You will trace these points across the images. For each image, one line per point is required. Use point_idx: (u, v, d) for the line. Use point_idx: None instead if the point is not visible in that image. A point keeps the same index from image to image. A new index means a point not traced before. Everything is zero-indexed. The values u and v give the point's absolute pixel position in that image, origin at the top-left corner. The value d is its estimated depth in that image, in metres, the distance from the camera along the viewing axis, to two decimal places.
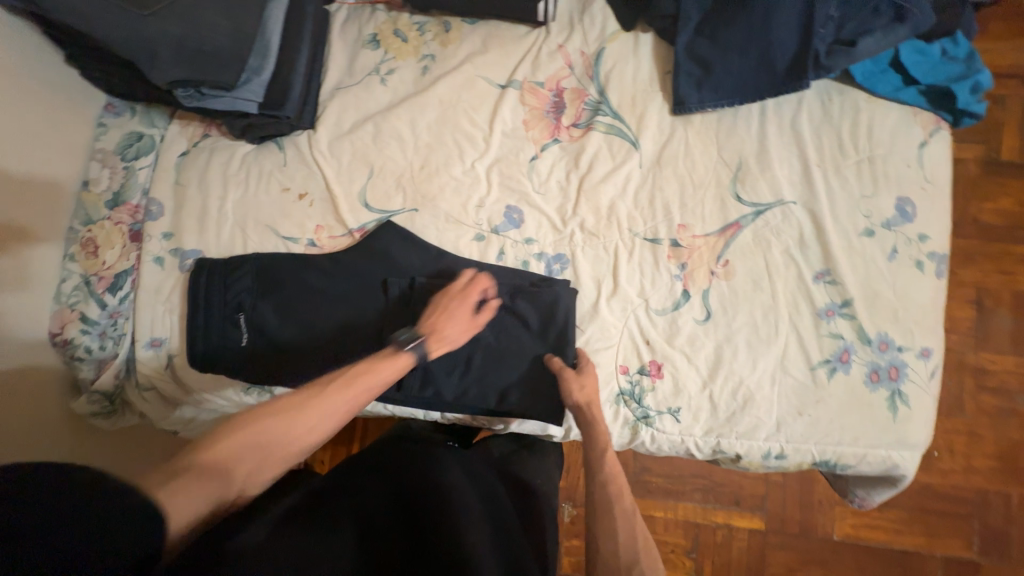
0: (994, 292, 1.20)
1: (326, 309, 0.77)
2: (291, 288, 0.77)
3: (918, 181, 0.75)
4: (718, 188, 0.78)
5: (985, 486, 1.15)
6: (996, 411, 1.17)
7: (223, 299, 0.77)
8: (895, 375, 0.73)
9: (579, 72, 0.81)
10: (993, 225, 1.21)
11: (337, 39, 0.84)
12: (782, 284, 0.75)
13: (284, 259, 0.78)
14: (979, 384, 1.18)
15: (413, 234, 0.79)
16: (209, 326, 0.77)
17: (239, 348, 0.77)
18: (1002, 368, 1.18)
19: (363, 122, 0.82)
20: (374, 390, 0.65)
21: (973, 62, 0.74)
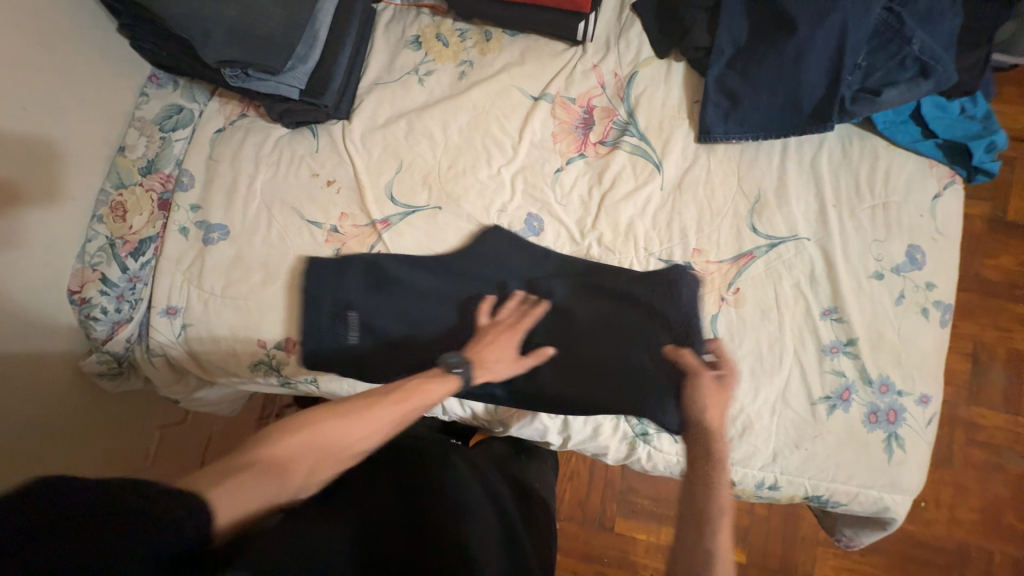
0: (991, 348, 1.21)
1: (433, 314, 0.78)
2: (403, 288, 0.79)
3: (930, 230, 0.77)
4: (735, 217, 0.80)
5: (969, 540, 1.15)
6: (986, 466, 1.18)
7: (333, 296, 0.78)
8: (894, 419, 0.74)
9: (610, 92, 0.84)
10: (996, 282, 1.23)
11: (381, 37, 0.87)
12: (790, 317, 0.77)
13: (392, 258, 0.80)
14: (970, 438, 1.19)
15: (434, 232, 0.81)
16: (320, 324, 0.77)
17: (347, 346, 0.78)
18: (994, 425, 1.19)
19: (397, 118, 0.84)
20: (426, 406, 0.67)
21: (989, 122, 0.77)
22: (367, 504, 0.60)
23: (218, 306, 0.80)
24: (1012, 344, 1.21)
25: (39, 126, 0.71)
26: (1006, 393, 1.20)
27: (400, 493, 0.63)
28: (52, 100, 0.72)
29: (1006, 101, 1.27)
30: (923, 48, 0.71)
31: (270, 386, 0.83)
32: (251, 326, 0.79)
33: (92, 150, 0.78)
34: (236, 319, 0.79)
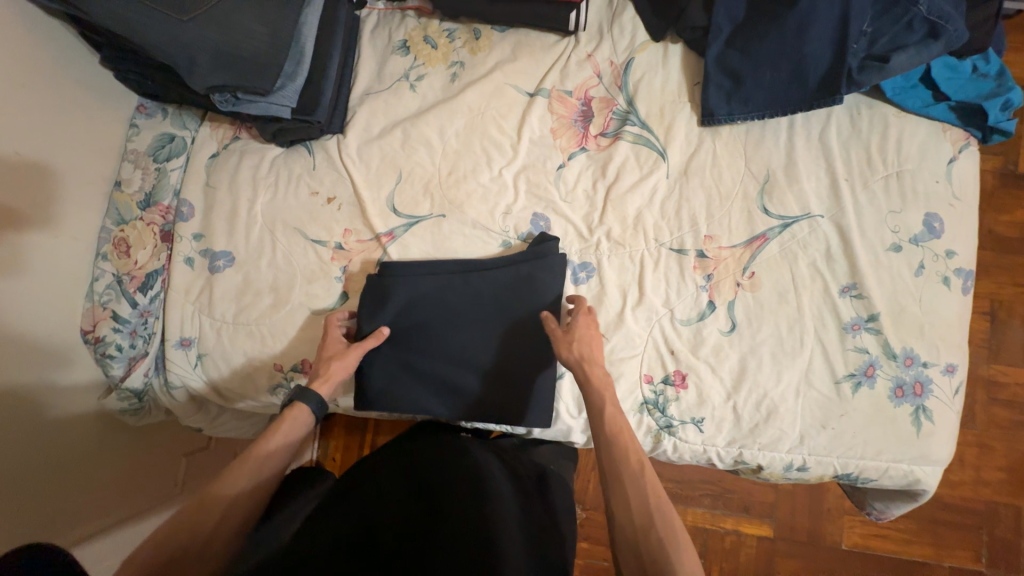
0: (1008, 304, 1.20)
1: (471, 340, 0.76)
2: (436, 317, 0.76)
3: (946, 197, 0.75)
4: (745, 200, 0.78)
5: (996, 498, 1.15)
6: (1008, 423, 1.17)
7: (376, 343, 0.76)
8: (920, 391, 0.73)
9: (607, 81, 0.82)
10: (1008, 237, 1.21)
11: (367, 46, 0.85)
12: (808, 297, 0.76)
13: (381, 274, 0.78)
14: (991, 396, 1.18)
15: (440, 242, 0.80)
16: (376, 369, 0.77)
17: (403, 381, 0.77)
18: (1014, 381, 1.18)
19: (393, 127, 0.82)
20: (278, 450, 0.65)
21: (1004, 79, 0.74)
22: (381, 502, 0.63)
23: (230, 333, 0.80)
24: None
25: (32, 168, 0.69)
26: None
27: (417, 489, 0.66)
28: (43, 142, 0.71)
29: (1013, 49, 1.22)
30: (931, 8, 0.67)
31: None
32: (265, 351, 0.79)
33: (87, 189, 0.77)
34: (249, 345, 0.80)
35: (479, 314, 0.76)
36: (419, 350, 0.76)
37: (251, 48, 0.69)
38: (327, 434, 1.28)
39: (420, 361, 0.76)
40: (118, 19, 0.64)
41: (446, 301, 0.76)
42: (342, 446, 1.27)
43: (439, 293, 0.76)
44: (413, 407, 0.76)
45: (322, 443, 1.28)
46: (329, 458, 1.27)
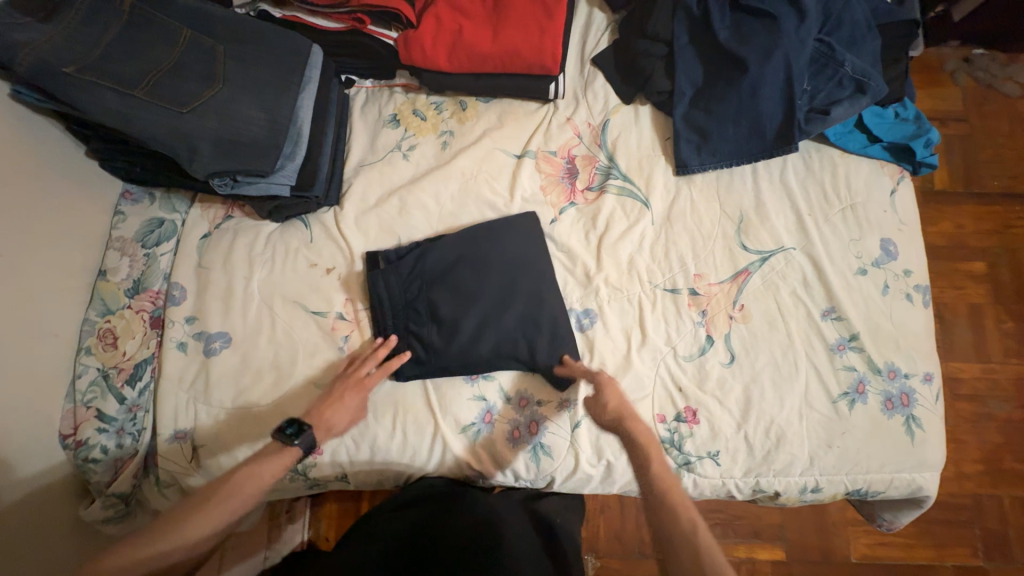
0: (950, 306, 1.32)
1: None
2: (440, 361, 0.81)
3: (895, 223, 0.84)
4: (725, 239, 0.84)
5: (978, 490, 1.22)
6: (973, 416, 1.27)
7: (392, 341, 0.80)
8: (907, 401, 0.79)
9: (587, 141, 0.88)
10: (939, 246, 1.35)
11: (358, 120, 0.88)
12: (795, 323, 0.82)
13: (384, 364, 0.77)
14: (954, 393, 1.28)
15: None
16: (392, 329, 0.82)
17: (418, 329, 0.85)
18: (969, 376, 1.29)
19: (388, 196, 0.84)
20: (264, 486, 0.64)
21: (922, 122, 0.85)
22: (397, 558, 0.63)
23: (228, 418, 0.76)
24: (967, 299, 1.32)
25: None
26: (973, 344, 1.30)
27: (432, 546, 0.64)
28: (23, 238, 0.68)
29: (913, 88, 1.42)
30: (855, 69, 0.79)
31: (297, 487, 0.79)
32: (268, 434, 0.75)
33: (67, 281, 0.73)
34: (252, 430, 0.75)
35: None
36: None
37: (250, 134, 0.71)
38: (318, 510, 1.17)
39: None
40: (117, 117, 0.64)
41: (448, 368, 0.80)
42: (337, 518, 1.17)
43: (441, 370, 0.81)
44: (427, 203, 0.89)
45: (313, 522, 1.17)
46: (322, 537, 1.16)
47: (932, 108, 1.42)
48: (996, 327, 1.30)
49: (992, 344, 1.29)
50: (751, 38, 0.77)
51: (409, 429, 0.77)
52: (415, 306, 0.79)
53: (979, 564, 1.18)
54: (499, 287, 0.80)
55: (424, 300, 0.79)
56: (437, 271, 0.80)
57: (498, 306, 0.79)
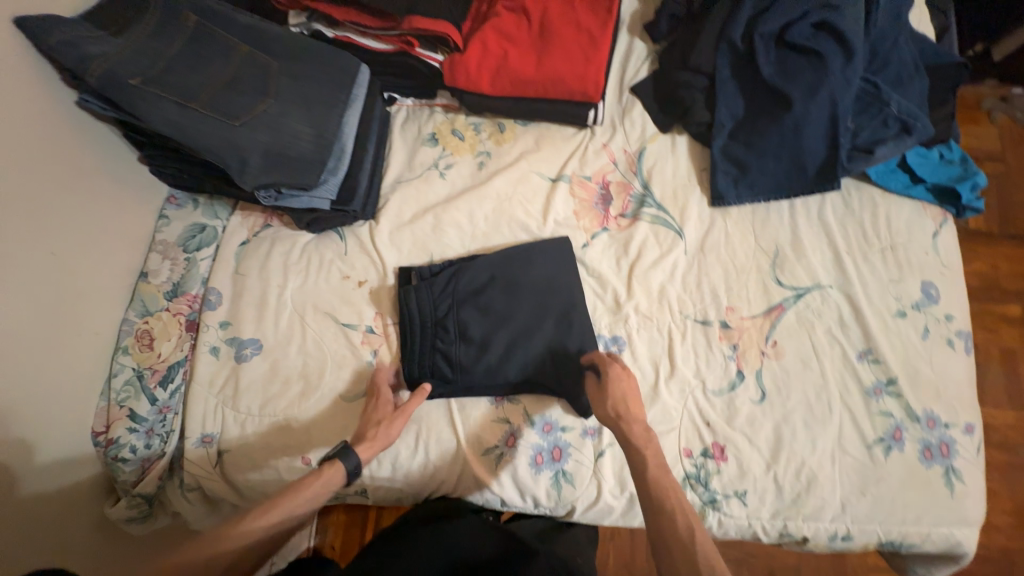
0: (984, 350, 1.28)
1: None
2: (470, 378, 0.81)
3: (937, 266, 0.82)
4: (759, 273, 0.83)
5: (1012, 546, 1.16)
6: (1007, 467, 1.21)
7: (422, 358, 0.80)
8: (947, 452, 0.76)
9: (623, 168, 0.88)
10: (974, 288, 1.31)
11: (398, 137, 0.89)
12: (830, 363, 0.80)
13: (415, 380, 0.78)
14: (986, 440, 1.23)
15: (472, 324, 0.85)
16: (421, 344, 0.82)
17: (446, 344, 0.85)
18: (1003, 424, 1.23)
19: (423, 213, 0.85)
20: (315, 498, 0.64)
21: (968, 165, 0.83)
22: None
23: (254, 425, 0.76)
24: (1003, 344, 1.27)
25: (43, 253, 0.66)
26: (1008, 391, 1.25)
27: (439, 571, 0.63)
28: (75, 239, 0.70)
29: None
30: (900, 109, 0.78)
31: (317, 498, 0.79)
32: (293, 445, 0.76)
33: (110, 282, 0.75)
34: (277, 439, 0.76)
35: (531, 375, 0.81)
36: None
37: (299, 148, 0.73)
38: (327, 518, 1.17)
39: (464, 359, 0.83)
40: (174, 126, 0.65)
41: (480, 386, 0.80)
42: (343, 528, 1.16)
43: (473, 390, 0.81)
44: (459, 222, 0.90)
45: (321, 529, 1.17)
46: (328, 545, 1.16)
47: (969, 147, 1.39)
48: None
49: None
50: (796, 75, 0.77)
51: (431, 448, 0.77)
52: (445, 327, 0.79)
53: None
54: (531, 308, 0.80)
55: (455, 320, 0.79)
56: (469, 290, 0.80)
57: (527, 329, 0.79)
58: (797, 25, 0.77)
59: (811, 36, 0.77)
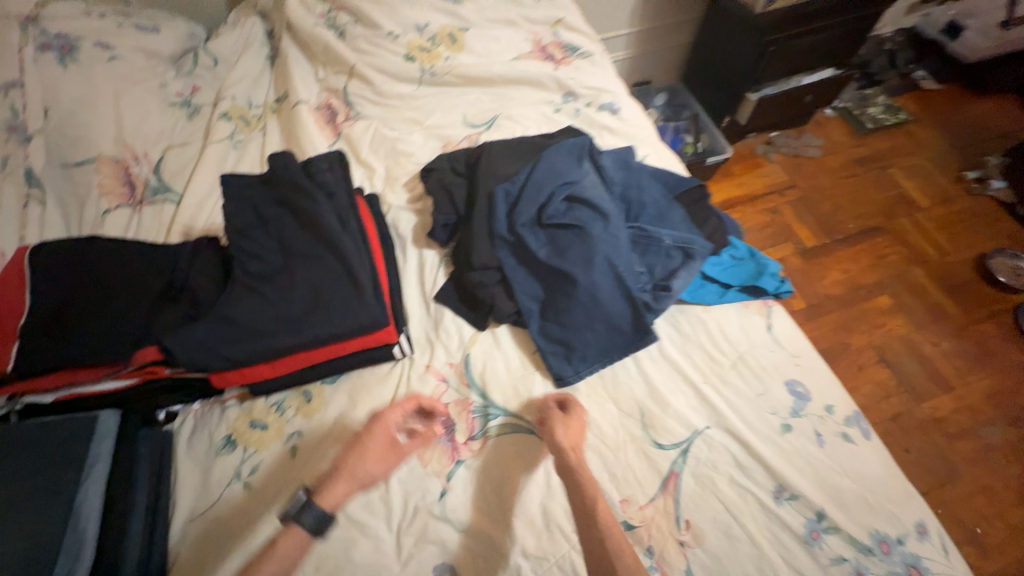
0: (866, 357, 1.64)
1: (251, 247, 0.76)
2: (245, 236, 0.77)
3: (789, 360, 0.79)
4: (636, 443, 0.73)
5: (982, 481, 1.42)
6: (945, 437, 1.49)
7: (249, 215, 0.79)
8: (889, 548, 0.64)
9: (454, 383, 0.79)
10: (846, 278, 1.81)
11: (184, 460, 0.72)
12: (752, 523, 0.67)
13: (242, 223, 0.78)
14: (928, 418, 1.52)
15: (287, 234, 0.78)
16: (247, 203, 0.79)
17: (237, 213, 0.78)
18: (946, 411, 1.53)
19: (231, 550, 0.65)
20: None
21: (757, 257, 0.88)
22: None
23: None
24: (872, 345, 1.66)
25: None
26: (926, 375, 1.60)
27: None
28: None
29: (750, 179, 2.07)
30: (673, 239, 0.82)
31: None
32: None
33: None
34: None
35: (241, 264, 0.74)
36: (245, 255, 0.75)
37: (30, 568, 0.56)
38: None
39: (247, 228, 0.78)
40: None
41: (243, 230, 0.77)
42: None
43: (243, 247, 0.76)
44: (312, 259, 0.76)
45: None
46: None
47: (774, 181, 2.07)
48: (853, 364, 1.63)
49: (852, 380, 1.60)
50: (568, 250, 0.79)
51: None
52: (259, 198, 0.80)
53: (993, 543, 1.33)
54: (305, 224, 0.78)
55: (269, 214, 0.79)
56: (300, 219, 0.79)
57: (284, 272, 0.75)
58: (555, 207, 0.82)
59: (573, 214, 0.81)
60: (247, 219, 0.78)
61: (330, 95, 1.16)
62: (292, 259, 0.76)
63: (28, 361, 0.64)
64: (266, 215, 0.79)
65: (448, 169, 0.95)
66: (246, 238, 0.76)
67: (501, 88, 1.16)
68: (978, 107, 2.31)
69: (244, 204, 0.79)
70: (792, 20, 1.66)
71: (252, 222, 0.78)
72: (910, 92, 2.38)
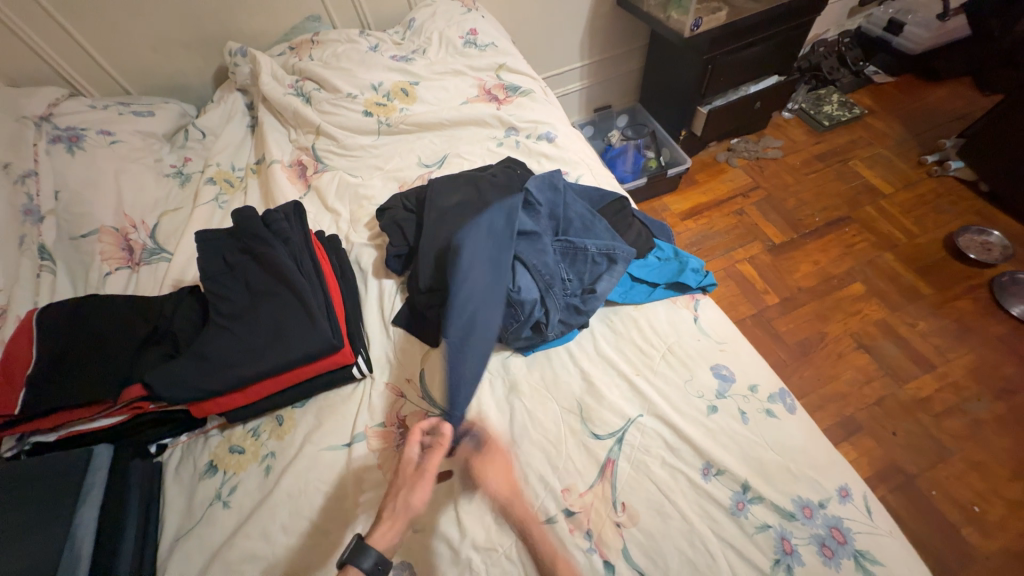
0: (844, 344, 1.66)
1: (224, 290, 0.88)
2: (218, 281, 0.89)
3: (714, 346, 0.85)
4: (575, 435, 0.79)
5: (975, 459, 1.40)
6: (933, 417, 1.48)
7: (222, 263, 0.91)
8: (812, 513, 0.68)
9: (411, 397, 0.87)
10: (816, 269, 1.85)
11: (175, 486, 0.82)
12: (683, 500, 0.71)
13: (215, 271, 0.90)
14: (913, 400, 1.52)
15: (253, 276, 0.89)
16: (221, 253, 0.92)
17: (213, 262, 0.91)
18: (930, 391, 1.53)
19: (210, 563, 0.72)
20: None
21: (681, 256, 0.98)
22: None
23: None
24: (849, 332, 1.68)
25: None
26: (908, 358, 1.60)
27: None
28: None
29: (713, 185, 2.17)
30: (598, 247, 0.91)
31: None
32: None
33: None
34: None
35: (215, 306, 0.86)
36: (219, 298, 0.87)
37: None
38: None
39: (222, 275, 0.89)
40: None
41: (216, 277, 0.89)
42: None
43: (217, 290, 0.88)
44: (274, 296, 0.87)
45: None
46: None
47: (738, 184, 2.15)
48: (832, 352, 1.65)
49: (832, 367, 1.61)
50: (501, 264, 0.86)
51: None
52: (231, 248, 0.93)
53: (994, 521, 1.30)
54: (268, 265, 0.89)
55: (238, 261, 0.91)
56: (260, 262, 0.90)
57: (252, 309, 0.86)
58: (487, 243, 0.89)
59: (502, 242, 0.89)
60: (218, 267, 0.90)
61: (302, 152, 1.31)
62: (260, 298, 0.87)
63: (31, 404, 0.75)
64: (237, 262, 0.91)
65: (401, 206, 1.07)
66: (218, 284, 0.88)
67: (451, 131, 1.29)
68: (932, 94, 2.39)
69: (218, 255, 0.92)
70: (732, 40, 1.76)
71: (224, 269, 0.90)
72: (863, 87, 2.48)
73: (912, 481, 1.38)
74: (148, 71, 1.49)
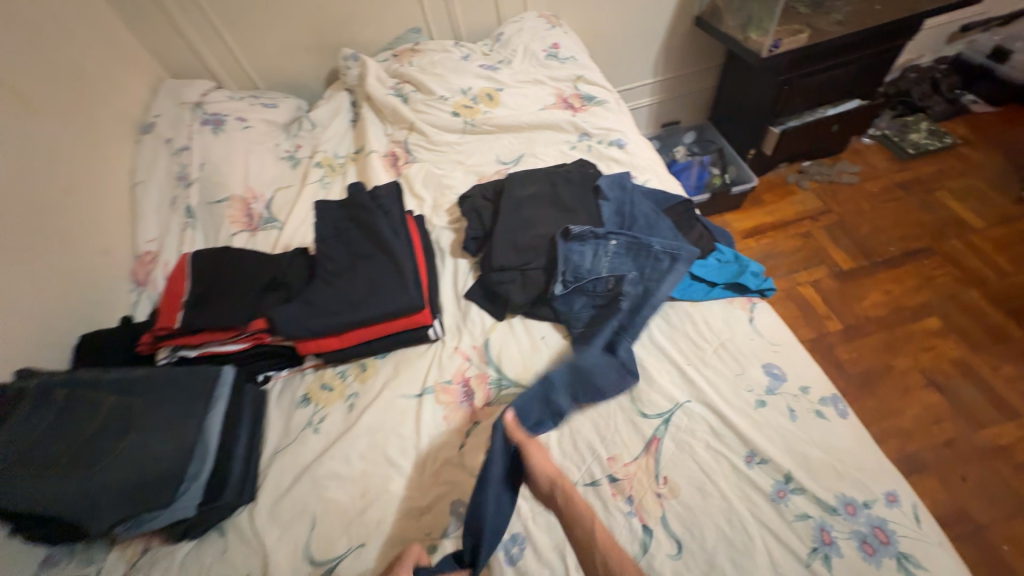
0: (913, 379, 1.57)
1: (330, 252, 1.04)
2: (327, 244, 1.05)
3: (768, 346, 0.89)
4: (624, 412, 0.85)
5: None
6: (1012, 468, 1.37)
7: (330, 230, 1.08)
8: (855, 511, 0.70)
9: (476, 361, 0.97)
10: (887, 300, 1.77)
11: (275, 411, 0.98)
12: (724, 481, 0.76)
13: (325, 235, 1.06)
14: (989, 446, 1.41)
15: (355, 244, 1.05)
16: (330, 221, 1.09)
17: (323, 228, 1.07)
18: (1012, 440, 1.42)
19: (302, 474, 0.86)
20: None
21: (741, 260, 1.02)
22: None
23: None
24: (920, 367, 1.59)
25: None
26: (987, 402, 1.49)
27: None
28: None
29: (780, 205, 2.13)
30: (662, 245, 0.97)
31: None
32: None
33: None
34: None
35: (323, 264, 1.02)
36: (326, 258, 1.03)
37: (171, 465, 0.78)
38: None
39: (330, 239, 1.06)
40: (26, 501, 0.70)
41: (325, 240, 1.05)
42: None
43: (326, 251, 1.04)
44: (372, 260, 1.01)
45: None
46: None
47: (807, 207, 2.11)
48: (899, 386, 1.57)
49: (898, 402, 1.54)
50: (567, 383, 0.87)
51: None
52: (338, 219, 1.10)
53: None
54: (369, 235, 1.05)
55: (343, 230, 1.08)
56: (363, 234, 1.06)
57: (352, 269, 1.01)
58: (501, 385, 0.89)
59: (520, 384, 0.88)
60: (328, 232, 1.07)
61: (395, 145, 1.48)
62: (359, 261, 1.02)
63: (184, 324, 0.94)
64: (344, 230, 1.07)
65: (480, 196, 1.19)
66: (326, 246, 1.05)
67: (528, 133, 1.41)
68: None
69: (328, 222, 1.09)
70: (812, 62, 1.76)
71: (332, 235, 1.07)
72: (959, 116, 2.33)
73: (981, 531, 1.29)
74: (276, 70, 1.75)
